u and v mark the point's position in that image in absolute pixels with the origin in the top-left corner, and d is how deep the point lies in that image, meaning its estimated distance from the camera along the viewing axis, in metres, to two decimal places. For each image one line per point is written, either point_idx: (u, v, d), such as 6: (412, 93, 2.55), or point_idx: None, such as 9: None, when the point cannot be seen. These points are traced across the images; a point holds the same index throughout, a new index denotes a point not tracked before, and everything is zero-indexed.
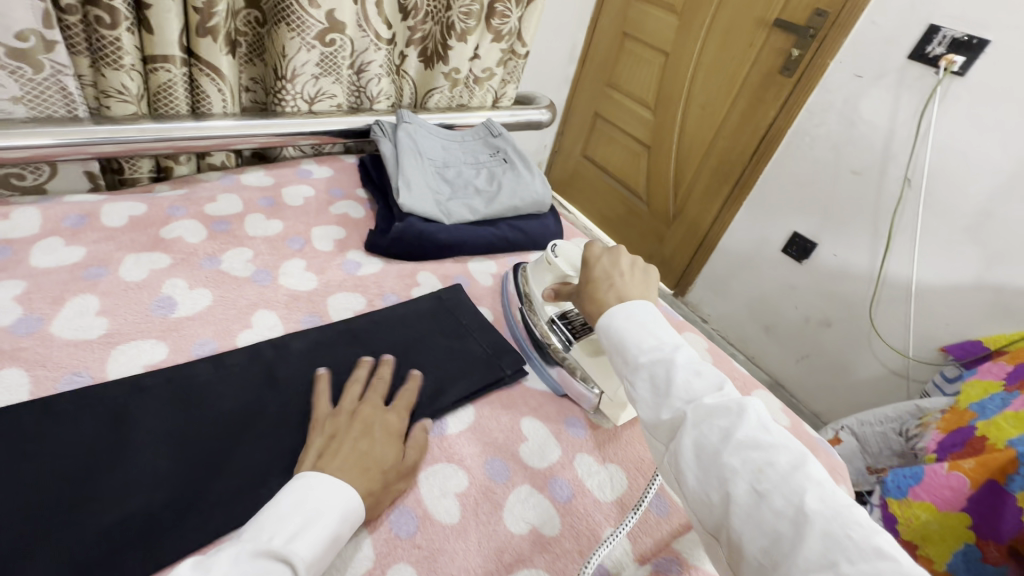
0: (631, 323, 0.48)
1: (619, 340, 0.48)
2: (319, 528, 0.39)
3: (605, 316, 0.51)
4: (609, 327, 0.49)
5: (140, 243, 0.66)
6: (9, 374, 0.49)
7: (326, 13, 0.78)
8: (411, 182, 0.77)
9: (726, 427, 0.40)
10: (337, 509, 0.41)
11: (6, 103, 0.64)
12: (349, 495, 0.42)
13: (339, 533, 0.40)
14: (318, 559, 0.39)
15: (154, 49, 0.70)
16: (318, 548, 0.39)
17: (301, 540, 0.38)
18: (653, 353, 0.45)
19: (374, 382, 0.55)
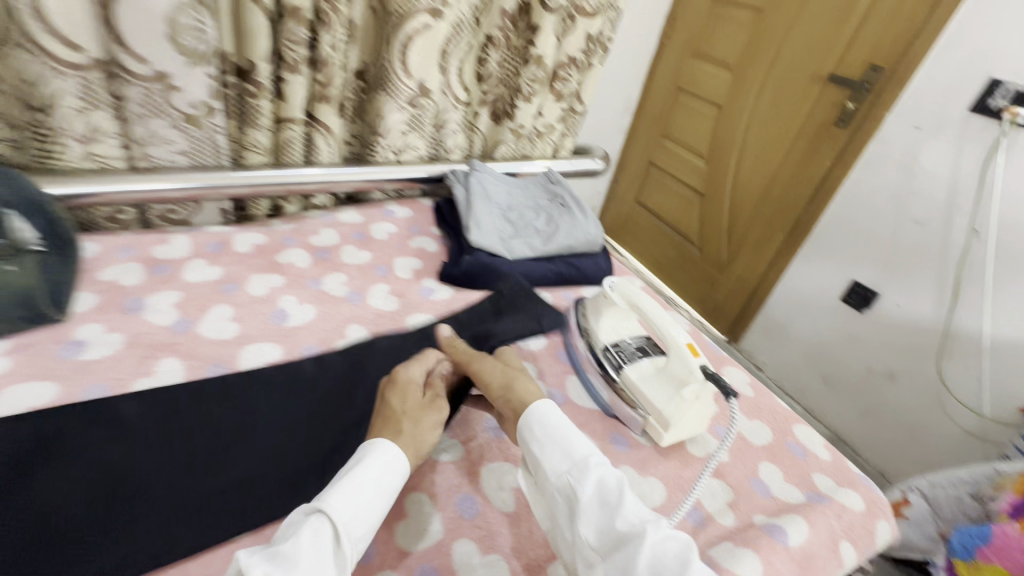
0: (568, 424, 0.53)
1: (558, 437, 0.52)
2: (352, 484, 0.45)
3: (538, 412, 0.55)
4: (546, 424, 0.53)
5: (262, 266, 0.81)
6: (170, 362, 0.63)
7: (418, 82, 0.94)
8: (481, 222, 0.90)
9: (679, 553, 0.44)
10: (374, 465, 0.47)
11: (176, 155, 0.83)
12: (380, 448, 0.49)
13: (372, 479, 0.46)
14: (359, 505, 0.44)
15: (285, 113, 0.88)
16: (358, 496, 0.45)
17: (338, 495, 0.44)
18: (600, 459, 0.50)
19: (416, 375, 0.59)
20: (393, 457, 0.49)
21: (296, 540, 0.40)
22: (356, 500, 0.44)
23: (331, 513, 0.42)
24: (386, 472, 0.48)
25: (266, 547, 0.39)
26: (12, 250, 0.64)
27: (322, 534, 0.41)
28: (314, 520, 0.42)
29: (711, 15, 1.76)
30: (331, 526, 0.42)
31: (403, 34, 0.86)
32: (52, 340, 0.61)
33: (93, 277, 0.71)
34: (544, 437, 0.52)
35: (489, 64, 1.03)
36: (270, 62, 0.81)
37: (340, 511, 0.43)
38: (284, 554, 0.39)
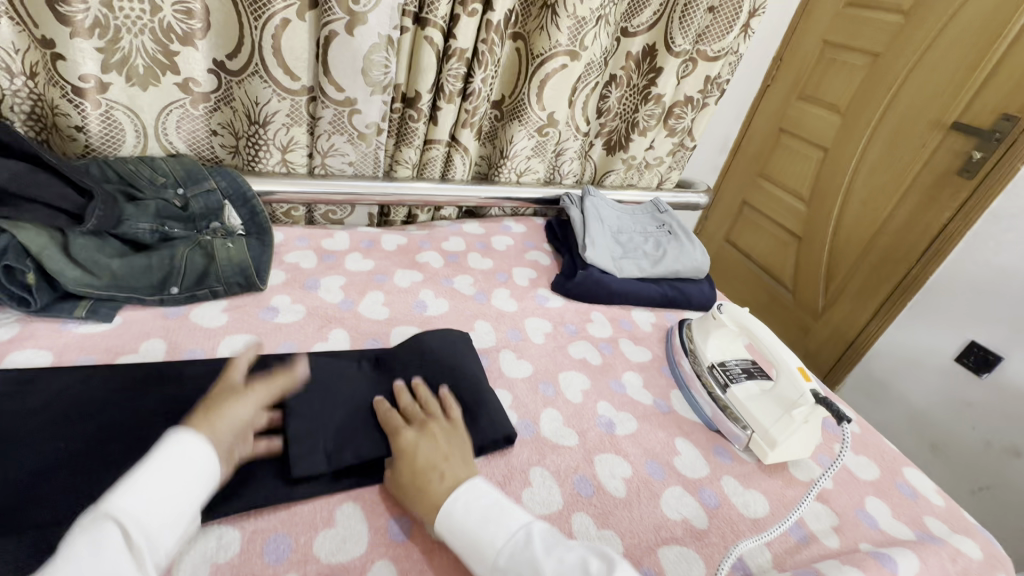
0: (473, 513, 0.51)
1: (467, 536, 0.50)
2: (137, 480, 0.43)
3: (439, 513, 0.52)
4: (451, 525, 0.51)
5: (404, 263, 0.95)
6: (339, 332, 0.76)
7: (548, 113, 1.05)
8: (595, 241, 0.98)
9: None
10: (173, 456, 0.46)
11: (346, 165, 0.99)
12: (174, 440, 0.47)
13: (170, 470, 0.45)
14: (156, 496, 0.43)
15: (434, 134, 1.02)
16: (149, 490, 0.43)
17: (120, 496, 0.42)
18: (510, 551, 0.49)
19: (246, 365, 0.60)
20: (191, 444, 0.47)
21: (78, 547, 0.38)
22: (151, 495, 0.43)
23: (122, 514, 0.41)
24: (185, 459, 0.46)
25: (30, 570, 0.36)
26: (225, 232, 0.81)
27: (105, 534, 0.39)
28: (99, 527, 0.40)
29: (822, 58, 1.76)
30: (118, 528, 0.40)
31: (543, 71, 0.98)
32: (255, 305, 0.77)
33: (280, 259, 0.87)
34: (456, 543, 0.50)
35: (610, 100, 1.13)
36: (431, 93, 0.95)
37: (130, 513, 0.41)
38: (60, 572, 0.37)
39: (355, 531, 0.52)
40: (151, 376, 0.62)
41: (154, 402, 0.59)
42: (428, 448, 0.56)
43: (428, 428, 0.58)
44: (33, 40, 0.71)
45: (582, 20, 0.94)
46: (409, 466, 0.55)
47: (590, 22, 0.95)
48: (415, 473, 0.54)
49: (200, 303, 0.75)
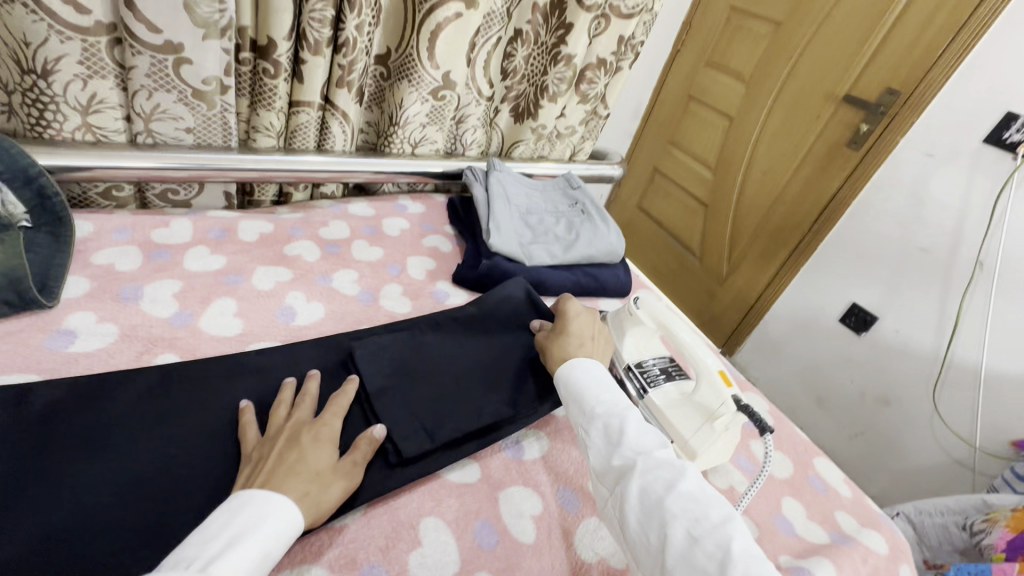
0: (588, 376, 0.59)
1: (575, 390, 0.58)
2: (237, 548, 0.39)
3: (564, 367, 0.61)
4: (567, 374, 0.60)
5: (268, 257, 0.76)
6: (167, 358, 0.58)
7: (444, 73, 0.89)
8: (501, 225, 0.85)
9: (669, 480, 0.48)
10: (269, 528, 0.41)
11: (181, 132, 0.78)
12: (275, 504, 0.43)
13: (265, 546, 0.40)
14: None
15: (301, 95, 0.82)
16: (247, 562, 0.38)
17: (220, 563, 0.37)
18: (608, 405, 0.55)
19: (299, 402, 0.54)
20: (290, 519, 0.43)
21: None
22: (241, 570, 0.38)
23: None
24: (280, 535, 0.42)
25: None
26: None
27: None
28: None
29: (728, 24, 1.73)
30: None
31: (432, 21, 0.82)
32: (39, 329, 0.56)
33: (84, 260, 0.66)
34: (567, 392, 0.59)
35: (516, 59, 0.98)
36: (290, 41, 0.75)
37: None
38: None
39: None
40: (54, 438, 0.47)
41: (25, 483, 0.44)
42: (580, 322, 0.68)
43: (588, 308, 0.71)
44: None
45: None
46: (563, 325, 0.68)
47: None
48: (562, 334, 0.66)
49: None
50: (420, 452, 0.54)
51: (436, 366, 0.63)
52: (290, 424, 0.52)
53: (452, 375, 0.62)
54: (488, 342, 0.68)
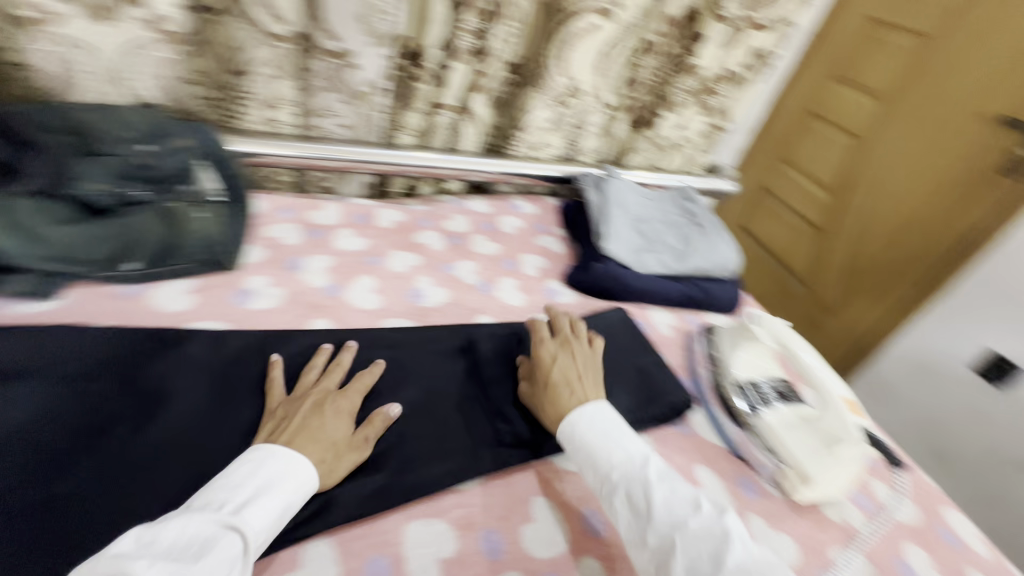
0: (596, 430, 0.54)
1: (586, 448, 0.54)
2: (265, 498, 0.43)
3: (566, 422, 0.56)
4: (572, 432, 0.55)
5: (400, 243, 0.84)
6: (320, 322, 0.67)
7: (574, 83, 0.95)
8: (615, 230, 0.88)
9: (713, 551, 0.45)
10: (290, 482, 0.45)
11: (339, 128, 0.88)
12: (298, 463, 0.47)
13: (289, 498, 0.45)
14: (271, 526, 0.43)
15: (443, 98, 0.90)
16: (270, 511, 0.43)
17: (250, 510, 0.42)
18: (623, 467, 0.51)
19: (331, 369, 0.59)
20: (304, 478, 0.46)
21: (206, 563, 0.37)
22: (269, 517, 0.43)
23: (247, 535, 0.41)
24: (298, 491, 0.46)
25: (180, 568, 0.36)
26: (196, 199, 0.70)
27: (230, 552, 0.39)
28: (227, 542, 0.39)
29: (864, 36, 1.58)
30: (236, 549, 0.39)
31: (568, 32, 0.87)
32: (227, 286, 0.67)
33: (260, 232, 0.77)
34: (574, 456, 0.54)
35: (641, 70, 1.00)
36: (441, 49, 0.83)
37: (253, 532, 0.41)
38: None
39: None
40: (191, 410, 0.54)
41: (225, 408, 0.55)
42: (563, 364, 0.61)
43: (571, 347, 0.65)
44: None
45: None
46: (544, 377, 0.60)
47: None
48: (549, 384, 0.60)
49: (163, 281, 0.65)
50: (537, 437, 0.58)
51: None
52: (303, 393, 0.55)
53: None
54: (595, 347, 0.72)
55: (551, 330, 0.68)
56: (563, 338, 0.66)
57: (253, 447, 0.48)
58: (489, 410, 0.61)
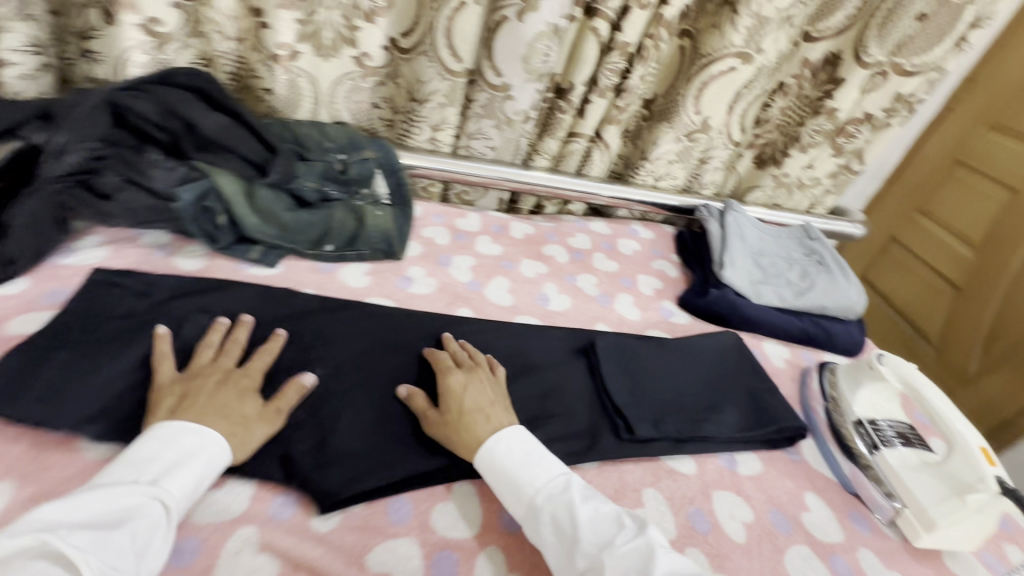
0: (514, 457, 0.54)
1: (506, 475, 0.53)
2: (186, 471, 0.45)
3: (483, 450, 0.54)
4: (491, 460, 0.54)
5: (530, 253, 0.94)
6: (464, 310, 0.78)
7: (702, 118, 0.99)
8: (735, 260, 0.91)
9: (642, 569, 0.46)
10: (205, 457, 0.47)
11: (487, 149, 1.01)
12: (207, 437, 0.48)
13: (209, 471, 0.47)
14: (191, 494, 0.45)
15: (579, 128, 0.99)
16: (189, 481, 0.45)
17: (167, 481, 0.44)
18: (549, 490, 0.52)
19: (227, 347, 0.58)
20: (219, 452, 0.48)
21: (123, 535, 0.39)
22: (189, 490, 0.45)
23: (168, 503, 0.43)
24: (214, 467, 0.47)
25: (86, 544, 0.37)
26: (372, 200, 0.86)
27: (150, 523, 0.41)
28: (146, 514, 0.41)
29: None
30: (160, 517, 0.42)
31: (706, 74, 0.92)
32: (393, 272, 0.81)
33: (419, 232, 0.91)
34: (494, 485, 0.53)
35: (772, 110, 1.03)
36: (585, 85, 0.93)
37: (173, 504, 0.43)
38: (112, 556, 0.38)
39: (469, 511, 0.54)
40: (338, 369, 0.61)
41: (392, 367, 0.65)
42: (475, 392, 0.59)
43: (474, 373, 0.61)
44: (248, 10, 0.81)
45: (762, 20, 0.86)
46: (457, 406, 0.57)
47: (772, 24, 0.87)
48: (465, 411, 0.57)
49: (348, 263, 0.80)
50: (651, 436, 0.64)
51: (662, 373, 0.73)
52: (209, 367, 0.55)
53: (675, 386, 0.72)
54: (708, 367, 0.76)
55: (451, 360, 0.63)
56: (471, 364, 0.63)
57: (151, 428, 0.48)
58: (606, 405, 0.67)
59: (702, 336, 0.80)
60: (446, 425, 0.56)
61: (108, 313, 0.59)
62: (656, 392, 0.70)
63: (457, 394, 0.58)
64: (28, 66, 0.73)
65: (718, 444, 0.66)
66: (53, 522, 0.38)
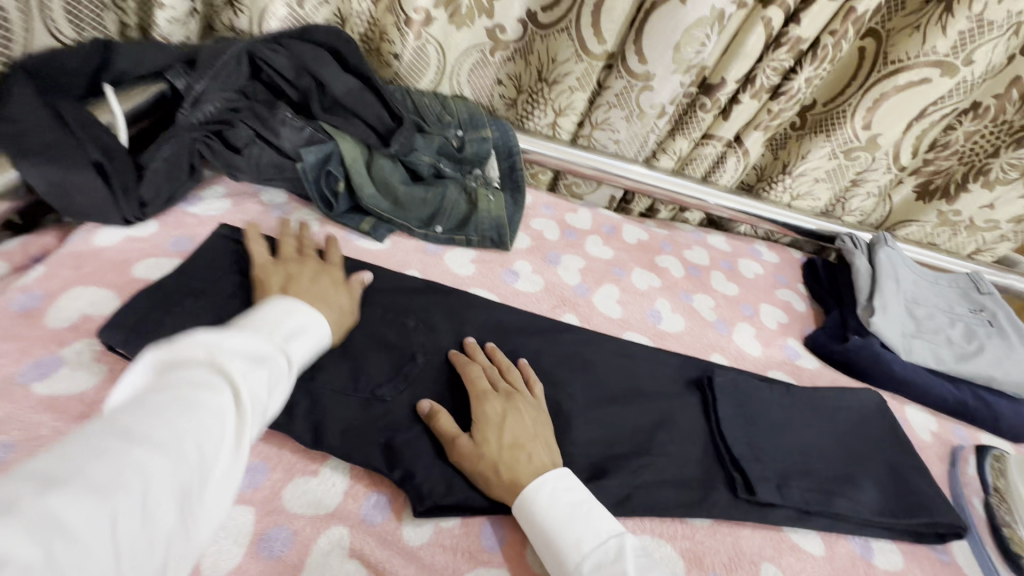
0: (560, 511, 0.45)
1: (548, 536, 0.45)
2: (302, 342, 0.45)
3: (523, 497, 0.46)
4: (531, 509, 0.46)
5: (642, 261, 0.86)
6: (571, 317, 0.72)
7: (871, 135, 0.84)
8: (887, 306, 0.77)
9: None
10: (314, 335, 0.47)
11: (610, 142, 0.92)
12: (316, 321, 0.48)
13: (313, 350, 0.46)
14: (304, 363, 0.45)
15: (718, 130, 0.88)
16: (304, 350, 0.45)
17: (292, 345, 0.43)
18: (597, 559, 0.43)
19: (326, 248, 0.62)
20: (322, 335, 0.48)
21: (269, 370, 0.38)
22: (302, 357, 0.44)
23: (293, 362, 0.42)
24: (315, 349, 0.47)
25: (245, 363, 0.36)
26: (484, 182, 0.81)
27: (284, 368, 0.40)
28: (282, 359, 0.40)
29: None
30: (292, 368, 0.41)
31: (889, 84, 0.78)
32: (499, 264, 0.75)
33: (526, 222, 0.84)
34: (533, 540, 0.45)
35: (956, 133, 0.86)
36: (738, 83, 0.81)
37: (296, 363, 0.42)
38: (264, 381, 0.37)
39: None
40: (441, 362, 0.57)
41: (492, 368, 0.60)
42: (515, 424, 0.50)
43: (514, 401, 0.53)
44: None
45: (984, 26, 0.71)
46: (498, 439, 0.49)
47: (995, 30, 0.71)
48: (505, 448, 0.48)
49: (454, 247, 0.75)
50: (775, 503, 0.55)
51: (791, 428, 0.63)
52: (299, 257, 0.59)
53: (806, 447, 0.62)
54: (844, 428, 0.65)
55: (489, 383, 0.54)
56: (504, 388, 0.54)
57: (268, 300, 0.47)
58: (722, 453, 0.59)
59: (838, 390, 0.69)
60: (483, 458, 0.48)
61: (228, 269, 0.58)
62: (783, 451, 0.60)
63: (491, 425, 0.50)
64: (179, 10, 0.73)
65: (855, 526, 0.56)
66: (215, 335, 0.37)
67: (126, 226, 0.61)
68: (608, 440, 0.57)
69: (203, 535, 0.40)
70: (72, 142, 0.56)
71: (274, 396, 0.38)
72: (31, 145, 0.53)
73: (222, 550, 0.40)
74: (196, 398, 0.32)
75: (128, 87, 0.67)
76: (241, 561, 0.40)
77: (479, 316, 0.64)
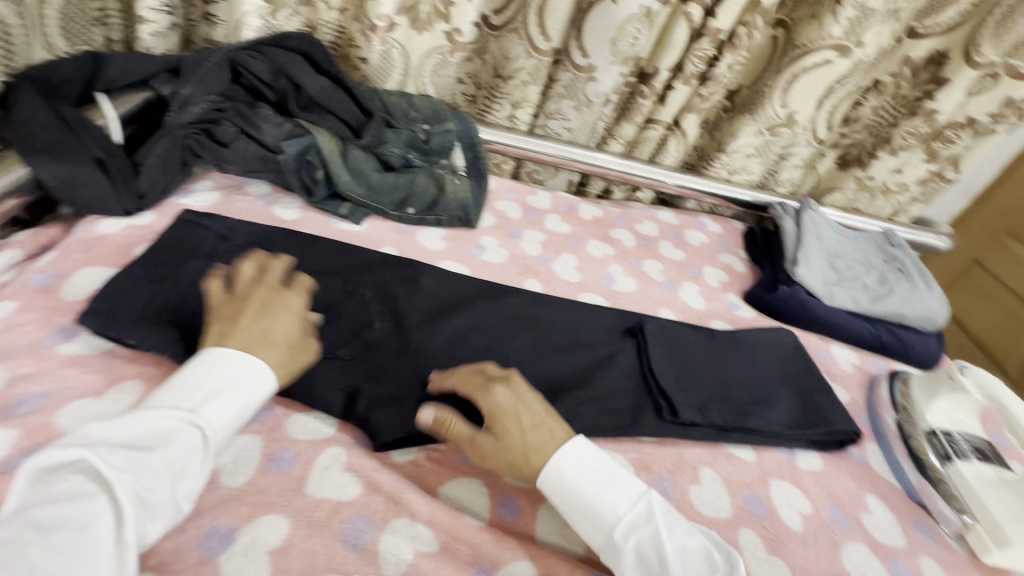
0: (587, 482, 0.49)
1: (584, 505, 0.48)
2: (226, 398, 0.45)
3: (549, 472, 0.49)
4: (559, 481, 0.49)
5: (597, 235, 0.95)
6: (533, 283, 0.81)
7: (788, 112, 0.96)
8: (810, 259, 0.88)
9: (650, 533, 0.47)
10: (244, 385, 0.46)
11: (563, 129, 1.02)
12: (249, 365, 0.47)
13: (248, 401, 0.46)
14: (233, 420, 0.45)
15: (658, 115, 0.98)
16: (231, 408, 0.45)
17: (211, 408, 0.44)
18: (631, 519, 0.48)
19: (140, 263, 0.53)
20: (255, 386, 0.47)
21: (155, 459, 0.40)
22: (227, 415, 0.45)
23: (204, 430, 0.43)
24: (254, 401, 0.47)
25: (116, 469, 0.38)
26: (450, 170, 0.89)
27: (187, 443, 0.42)
28: (182, 436, 0.42)
29: None
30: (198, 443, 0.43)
31: (799, 66, 0.90)
32: (468, 240, 0.84)
33: (491, 205, 0.93)
34: (569, 511, 0.49)
35: (864, 108, 0.98)
36: (670, 71, 0.92)
37: (207, 429, 0.43)
38: (144, 477, 0.39)
39: None
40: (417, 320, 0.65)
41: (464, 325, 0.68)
42: (529, 407, 0.52)
43: (514, 381, 0.54)
44: None
45: (867, 12, 0.83)
46: (518, 426, 0.51)
47: (876, 16, 0.84)
48: (526, 433, 0.51)
49: (426, 227, 0.83)
50: (693, 421, 0.64)
51: (722, 363, 0.72)
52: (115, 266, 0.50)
53: (738, 378, 0.71)
54: (770, 361, 0.75)
55: (481, 373, 0.55)
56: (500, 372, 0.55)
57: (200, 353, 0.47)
58: (651, 387, 0.67)
59: (758, 329, 0.79)
60: (504, 445, 0.50)
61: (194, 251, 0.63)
62: (720, 384, 0.70)
63: (503, 416, 0.51)
64: (162, 24, 0.79)
65: (778, 437, 0.67)
66: (95, 436, 0.39)
67: (127, 217, 0.67)
68: (567, 378, 0.66)
69: (221, 458, 0.48)
70: (75, 141, 0.63)
71: (166, 479, 0.40)
72: (37, 146, 0.60)
73: (238, 469, 0.48)
74: (63, 519, 0.36)
75: (119, 95, 0.73)
76: (254, 475, 0.48)
77: (452, 277, 0.71)
